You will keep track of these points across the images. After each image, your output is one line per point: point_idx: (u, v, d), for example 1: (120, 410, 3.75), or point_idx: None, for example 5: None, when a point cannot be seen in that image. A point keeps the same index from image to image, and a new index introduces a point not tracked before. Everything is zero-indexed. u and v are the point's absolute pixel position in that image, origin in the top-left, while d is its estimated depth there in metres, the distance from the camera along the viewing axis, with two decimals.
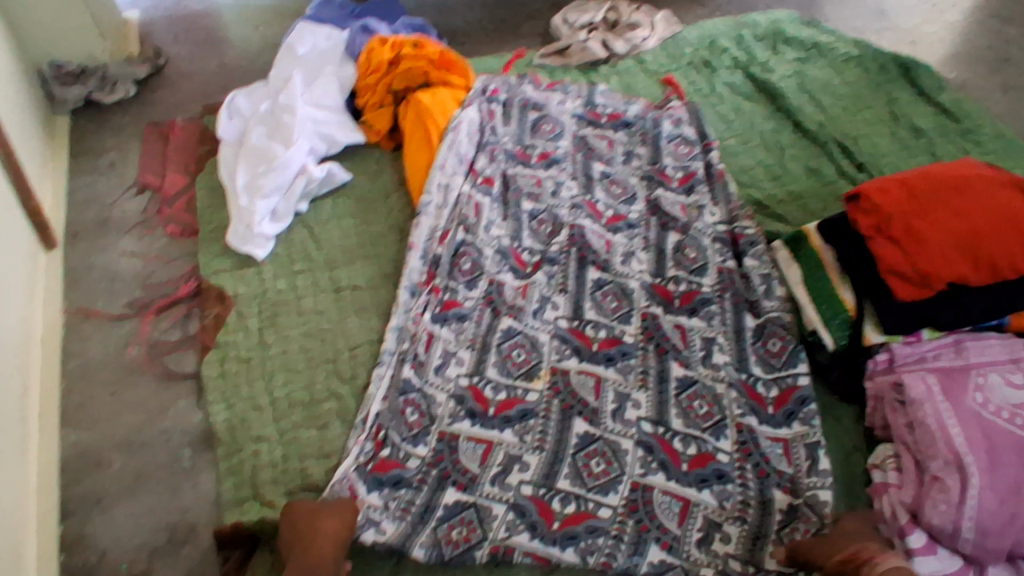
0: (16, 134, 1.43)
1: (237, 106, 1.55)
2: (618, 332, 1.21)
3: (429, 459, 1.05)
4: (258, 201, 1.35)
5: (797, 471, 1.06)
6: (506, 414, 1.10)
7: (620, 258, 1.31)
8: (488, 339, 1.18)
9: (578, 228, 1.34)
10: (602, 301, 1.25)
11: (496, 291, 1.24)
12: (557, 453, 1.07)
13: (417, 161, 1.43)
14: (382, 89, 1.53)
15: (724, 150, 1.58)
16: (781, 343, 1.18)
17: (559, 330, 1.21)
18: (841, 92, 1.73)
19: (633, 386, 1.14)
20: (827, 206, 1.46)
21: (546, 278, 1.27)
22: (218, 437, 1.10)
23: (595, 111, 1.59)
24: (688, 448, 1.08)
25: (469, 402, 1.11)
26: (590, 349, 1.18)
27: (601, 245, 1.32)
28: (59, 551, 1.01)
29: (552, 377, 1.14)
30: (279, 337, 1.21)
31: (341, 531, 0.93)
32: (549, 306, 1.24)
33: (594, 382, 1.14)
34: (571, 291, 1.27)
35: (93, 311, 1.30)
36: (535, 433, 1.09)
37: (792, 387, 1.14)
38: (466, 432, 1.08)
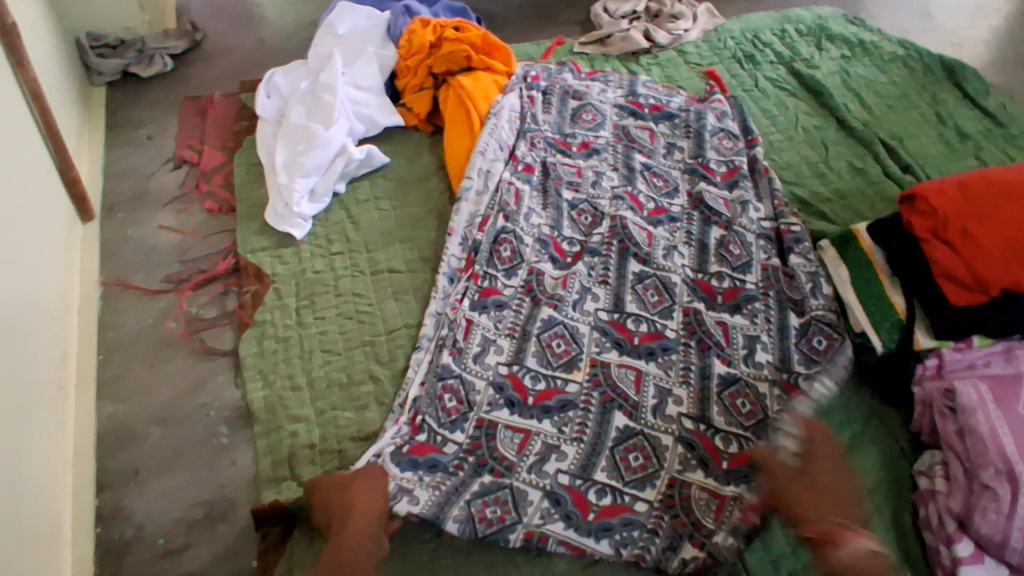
0: (56, 102, 1.43)
1: (276, 85, 1.53)
2: (660, 327, 1.19)
3: (466, 446, 1.04)
4: (298, 179, 1.34)
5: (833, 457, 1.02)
6: (545, 404, 1.09)
7: (662, 252, 1.28)
8: (528, 329, 1.16)
9: (621, 221, 1.31)
10: (644, 294, 1.22)
11: (536, 280, 1.22)
12: (596, 444, 1.05)
13: (457, 146, 1.41)
14: (423, 72, 1.51)
15: (768, 145, 1.56)
16: (827, 342, 1.16)
17: (599, 322, 1.19)
18: (886, 91, 1.69)
19: (678, 383, 1.12)
20: (873, 206, 1.42)
21: (586, 269, 1.25)
22: (256, 415, 1.09)
23: (637, 101, 1.56)
24: (729, 446, 1.06)
25: (509, 391, 1.09)
26: (631, 343, 1.16)
27: (644, 238, 1.29)
28: (96, 521, 1.01)
29: (592, 369, 1.13)
30: (317, 318, 1.20)
31: (376, 501, 0.94)
32: (589, 297, 1.21)
33: (634, 375, 1.12)
34: (612, 281, 1.24)
35: (131, 283, 1.30)
36: (574, 424, 1.07)
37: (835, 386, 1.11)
38: (505, 420, 1.06)
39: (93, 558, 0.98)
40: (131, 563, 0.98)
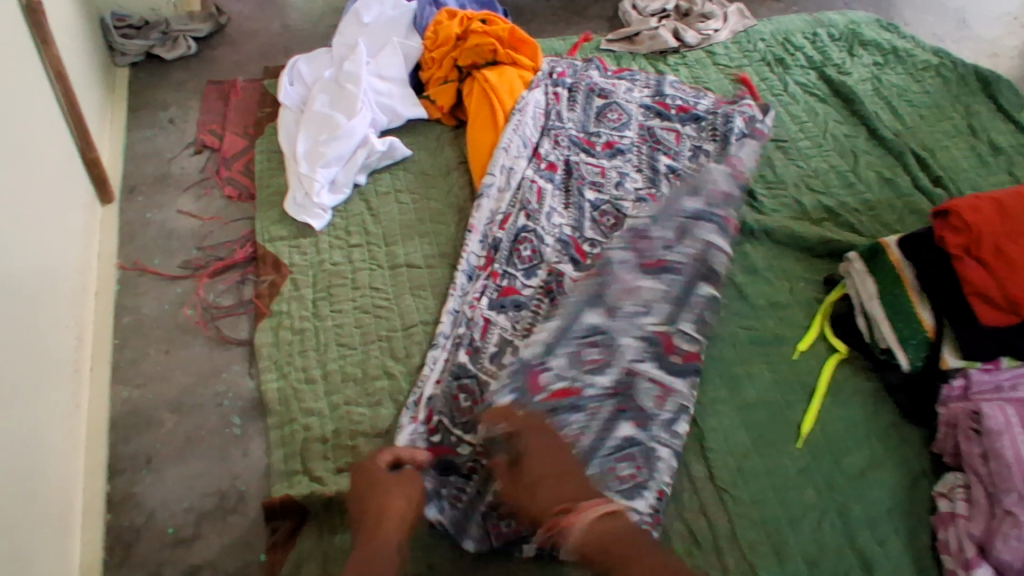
0: (79, 83, 1.42)
1: (299, 72, 1.52)
2: (676, 332, 1.13)
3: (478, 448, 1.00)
4: (319, 169, 1.33)
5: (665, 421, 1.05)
6: (559, 403, 1.02)
7: (693, 255, 1.22)
8: (564, 329, 1.10)
9: (633, 220, 1.28)
10: (691, 309, 1.16)
11: (555, 282, 1.19)
12: (592, 450, 0.99)
13: (480, 140, 1.39)
14: (449, 64, 1.49)
15: (796, 151, 1.52)
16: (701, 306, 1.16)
17: (646, 331, 1.12)
18: (918, 100, 1.65)
19: (682, 406, 1.06)
20: (902, 219, 1.39)
21: (610, 270, 1.20)
22: (270, 407, 1.09)
23: (664, 102, 1.52)
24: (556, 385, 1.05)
25: (524, 383, 1.04)
26: (670, 357, 1.10)
27: (672, 238, 1.24)
28: (107, 507, 1.01)
29: (618, 377, 1.07)
30: (334, 310, 1.19)
31: (406, 512, 0.87)
32: (618, 300, 1.15)
33: (659, 391, 1.07)
34: (624, 277, 1.18)
35: (149, 268, 1.29)
36: (575, 429, 1.01)
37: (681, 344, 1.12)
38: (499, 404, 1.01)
39: (103, 544, 0.98)
40: (141, 551, 0.98)
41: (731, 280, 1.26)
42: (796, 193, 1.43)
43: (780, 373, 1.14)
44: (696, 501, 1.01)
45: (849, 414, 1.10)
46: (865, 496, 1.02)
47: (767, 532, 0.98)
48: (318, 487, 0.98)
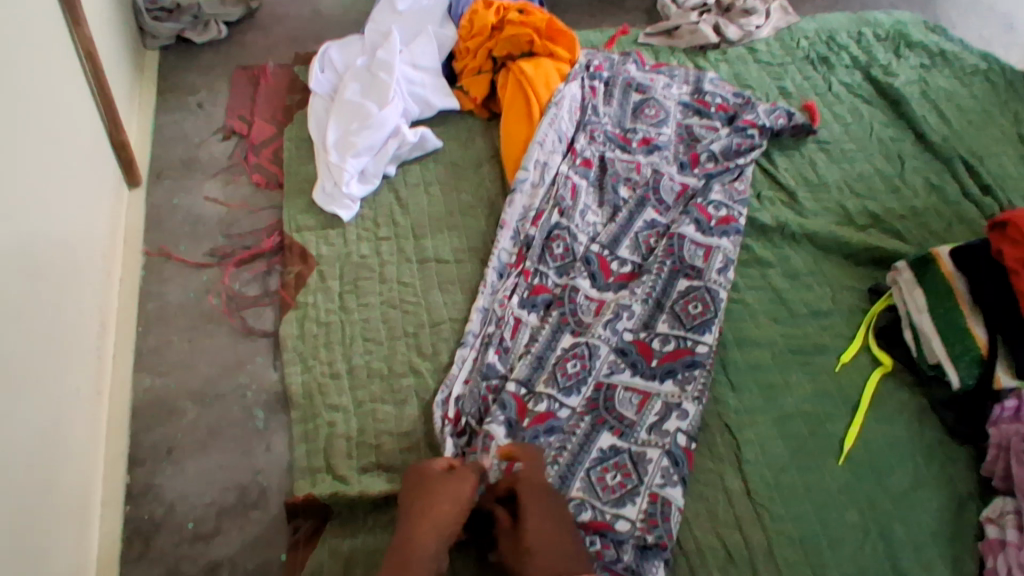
0: (109, 64, 1.41)
1: (330, 59, 1.48)
2: (690, 344, 1.09)
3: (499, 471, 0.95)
4: (349, 158, 1.30)
5: (643, 423, 1.02)
6: (538, 428, 1.00)
7: (717, 269, 1.17)
8: (544, 356, 1.07)
9: (640, 219, 1.25)
10: (684, 308, 1.13)
11: (569, 297, 1.13)
12: (572, 466, 0.98)
13: (514, 134, 1.35)
14: (484, 55, 1.46)
15: (840, 153, 1.47)
16: (702, 308, 1.12)
17: (620, 340, 1.09)
18: (966, 105, 1.58)
19: (682, 413, 1.03)
20: (950, 227, 1.34)
21: (631, 287, 1.15)
22: (293, 400, 1.06)
23: (703, 99, 1.46)
24: (537, 405, 1.02)
25: (510, 412, 1.01)
26: (648, 364, 1.07)
27: (699, 257, 1.18)
28: (126, 498, 0.99)
29: (593, 393, 1.04)
30: (360, 304, 1.16)
31: (451, 518, 0.85)
32: (624, 315, 1.11)
33: (639, 399, 1.04)
34: (596, 291, 1.15)
35: (174, 254, 1.27)
36: (552, 449, 1.00)
37: (686, 350, 1.08)
38: (498, 439, 0.98)
39: (122, 536, 0.96)
40: (160, 544, 0.96)
41: (770, 285, 1.21)
42: (840, 197, 1.38)
43: (820, 385, 1.09)
44: (731, 514, 0.97)
45: (893, 430, 1.05)
46: (910, 517, 0.97)
47: (805, 551, 0.94)
48: (341, 486, 0.96)
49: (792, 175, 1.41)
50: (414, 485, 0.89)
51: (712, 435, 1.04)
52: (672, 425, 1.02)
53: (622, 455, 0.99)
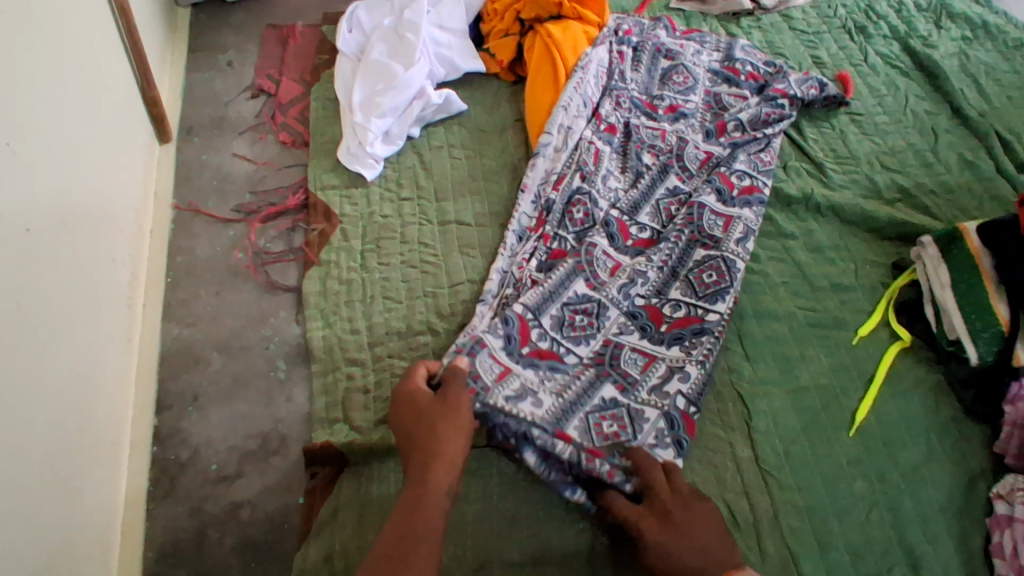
0: (142, 21, 1.43)
1: (358, 19, 1.48)
2: (700, 311, 1.09)
3: (493, 383, 0.98)
4: (374, 119, 1.31)
5: (644, 382, 1.03)
6: (538, 359, 1.03)
7: (735, 239, 1.17)
8: (557, 291, 1.09)
9: (663, 185, 1.24)
10: (698, 277, 1.13)
11: (587, 255, 1.13)
12: (575, 403, 1.00)
13: (540, 98, 1.35)
14: (511, 17, 1.45)
15: (872, 126, 1.44)
16: (716, 277, 1.12)
17: (632, 304, 1.11)
18: (1008, 80, 1.53)
19: (684, 377, 1.04)
20: (982, 205, 1.30)
21: (646, 254, 1.16)
22: (314, 354, 1.09)
23: (733, 67, 1.44)
24: (542, 341, 1.05)
25: (512, 329, 1.04)
26: (657, 329, 1.08)
27: (719, 227, 1.18)
28: (155, 441, 1.04)
29: (602, 347, 1.06)
30: (381, 263, 1.18)
31: (459, 452, 0.86)
32: (637, 282, 1.12)
33: (645, 361, 1.05)
34: (615, 255, 1.16)
35: (202, 210, 1.30)
36: (557, 381, 1.02)
37: (696, 317, 1.09)
38: (493, 347, 1.01)
39: (149, 476, 1.01)
40: (185, 485, 1.01)
41: (792, 257, 1.20)
42: (869, 169, 1.35)
43: (837, 358, 1.09)
44: (738, 481, 0.98)
45: (908, 407, 1.05)
46: (918, 493, 0.97)
47: (811, 521, 0.94)
48: (357, 436, 0.99)
49: (821, 146, 1.38)
50: (414, 416, 0.89)
51: (725, 404, 1.04)
52: (671, 389, 1.03)
53: (621, 410, 1.01)
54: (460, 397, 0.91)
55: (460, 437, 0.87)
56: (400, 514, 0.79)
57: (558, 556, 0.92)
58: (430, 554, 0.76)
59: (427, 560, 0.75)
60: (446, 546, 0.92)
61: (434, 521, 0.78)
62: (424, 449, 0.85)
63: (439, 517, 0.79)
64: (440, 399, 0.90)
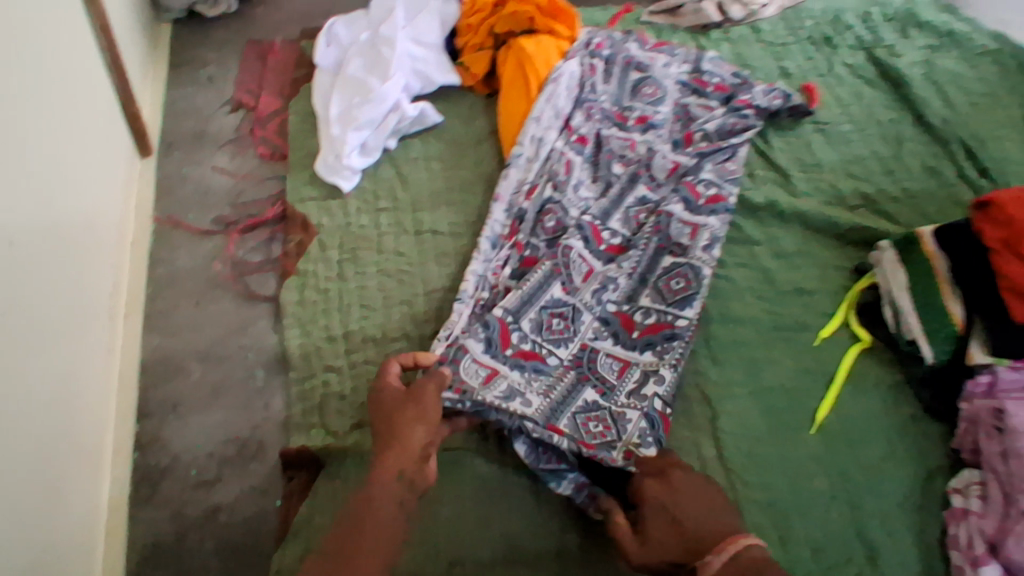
0: (124, 38, 1.46)
1: (336, 34, 1.52)
2: (670, 318, 1.12)
3: (482, 385, 1.01)
4: (350, 131, 1.34)
5: (621, 387, 1.07)
6: (521, 360, 1.06)
7: (702, 246, 1.19)
8: (534, 296, 1.12)
9: (631, 195, 1.28)
10: (666, 284, 1.16)
11: (563, 260, 1.16)
12: (560, 404, 1.03)
13: (512, 110, 1.39)
14: (484, 31, 1.49)
15: (837, 135, 1.48)
16: (684, 284, 1.15)
17: (603, 310, 1.14)
18: (972, 88, 1.58)
19: (657, 381, 1.06)
20: (944, 209, 1.35)
21: (618, 261, 1.19)
22: (292, 362, 1.12)
23: (701, 79, 1.48)
24: (523, 342, 1.07)
25: (492, 333, 1.06)
26: (630, 335, 1.11)
27: (686, 233, 1.21)
28: (136, 447, 1.06)
29: (579, 351, 1.09)
30: (358, 272, 1.21)
31: (414, 448, 0.88)
32: (609, 288, 1.16)
33: (620, 365, 1.09)
34: (591, 262, 1.18)
35: (182, 223, 1.33)
36: (540, 383, 1.05)
37: (667, 324, 1.12)
38: (475, 351, 1.04)
39: (130, 482, 1.03)
40: (165, 491, 1.03)
41: (758, 263, 1.24)
42: (834, 177, 1.40)
43: (800, 360, 1.13)
44: None
45: (869, 406, 1.08)
46: (878, 489, 1.01)
47: (776, 516, 0.98)
48: (333, 441, 1.01)
49: (788, 155, 1.43)
50: (383, 413, 0.92)
51: (691, 405, 1.08)
52: (649, 391, 1.06)
53: (603, 411, 1.04)
54: (427, 395, 0.93)
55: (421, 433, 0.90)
56: (356, 511, 0.81)
57: (528, 554, 0.95)
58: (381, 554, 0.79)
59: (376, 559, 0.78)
60: (419, 545, 0.95)
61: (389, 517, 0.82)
62: (385, 447, 0.87)
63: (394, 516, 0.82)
64: (407, 396, 0.93)
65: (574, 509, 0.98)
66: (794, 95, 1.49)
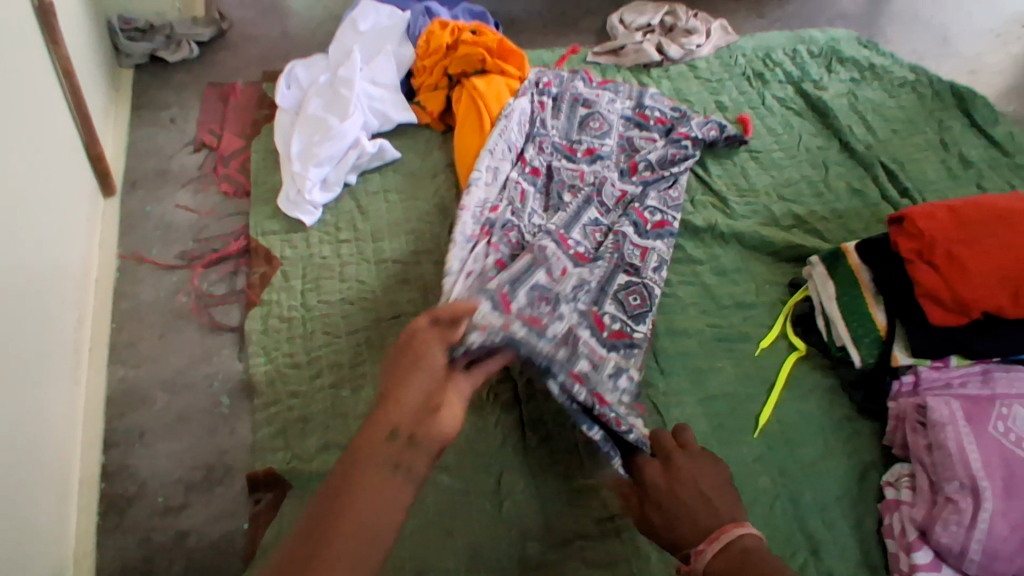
0: (87, 82, 1.50)
1: (296, 76, 1.59)
2: (630, 329, 1.20)
3: (508, 324, 0.94)
4: (311, 167, 1.39)
5: (601, 368, 1.12)
6: (533, 320, 1.02)
7: (653, 267, 1.29)
8: (524, 275, 1.15)
9: (586, 215, 1.35)
10: (625, 297, 1.23)
11: (540, 254, 1.20)
12: (569, 362, 1.05)
13: (467, 145, 1.46)
14: (439, 72, 1.57)
15: (770, 161, 1.59)
16: (640, 301, 1.23)
17: (578, 306, 1.18)
18: (892, 116, 1.72)
19: (626, 380, 1.14)
20: (869, 226, 1.46)
21: (585, 270, 1.24)
22: (257, 388, 1.15)
23: (644, 113, 1.58)
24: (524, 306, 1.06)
25: (497, 299, 1.03)
26: (601, 334, 1.17)
27: (637, 255, 1.30)
28: (102, 477, 1.07)
29: (569, 332, 1.11)
30: (321, 300, 1.25)
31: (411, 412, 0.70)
32: (580, 289, 1.20)
33: (597, 354, 1.13)
34: (563, 263, 1.23)
35: (146, 258, 1.36)
36: (555, 341, 1.03)
37: (629, 333, 1.19)
38: (489, 307, 0.97)
39: (96, 511, 1.03)
40: (132, 518, 1.03)
41: (700, 280, 1.32)
42: (768, 200, 1.50)
43: (742, 368, 1.20)
44: None
45: (807, 408, 1.16)
46: (818, 484, 1.08)
47: None
48: (300, 463, 1.04)
49: (725, 182, 1.53)
50: (389, 370, 0.76)
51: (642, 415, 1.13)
52: (626, 381, 1.14)
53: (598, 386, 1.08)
54: (430, 348, 0.78)
55: (424, 393, 0.73)
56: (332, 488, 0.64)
57: (491, 562, 0.99)
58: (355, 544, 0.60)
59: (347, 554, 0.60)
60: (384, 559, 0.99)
61: (372, 497, 0.63)
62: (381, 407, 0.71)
63: (379, 494, 0.64)
64: (414, 349, 0.78)
65: (536, 519, 1.03)
66: (728, 125, 1.61)
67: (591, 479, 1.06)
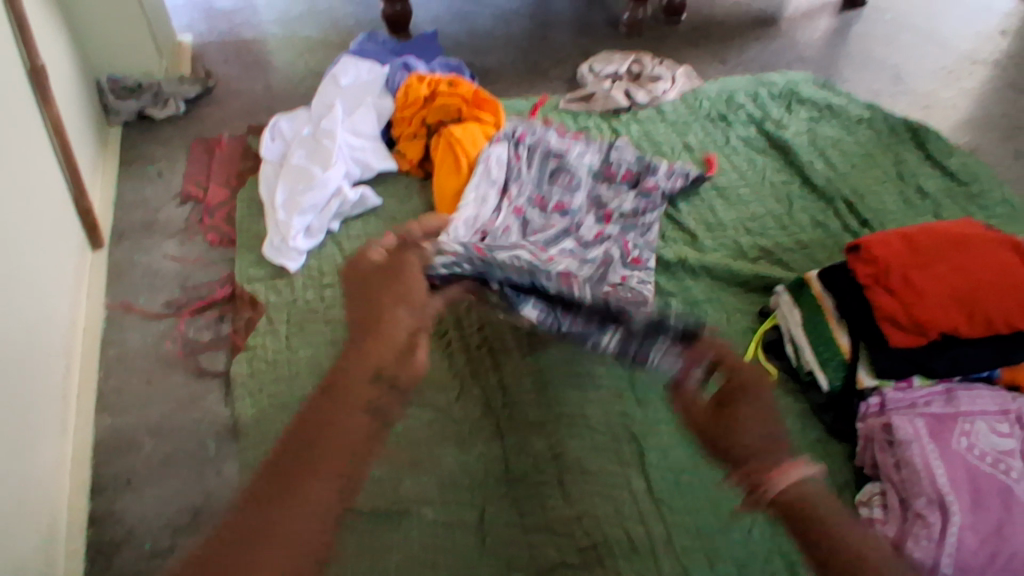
0: (76, 140, 1.55)
1: (280, 129, 1.65)
2: (631, 299, 1.32)
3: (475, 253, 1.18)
4: (295, 216, 1.45)
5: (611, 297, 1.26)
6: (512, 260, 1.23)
7: (637, 284, 1.37)
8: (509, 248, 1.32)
9: (566, 240, 1.45)
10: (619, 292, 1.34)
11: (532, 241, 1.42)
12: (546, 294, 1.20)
13: (446, 186, 1.54)
14: (417, 121, 1.64)
15: (737, 197, 1.67)
16: (634, 295, 1.34)
17: (577, 268, 1.36)
18: (850, 151, 1.81)
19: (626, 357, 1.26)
20: (833, 256, 1.53)
21: (574, 262, 1.38)
22: (243, 430, 1.17)
23: (611, 169, 1.62)
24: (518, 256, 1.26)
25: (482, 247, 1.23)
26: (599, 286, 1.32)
27: (619, 279, 1.38)
28: (89, 523, 1.08)
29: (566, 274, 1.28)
30: (305, 343, 1.28)
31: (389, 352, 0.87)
32: (572, 267, 1.35)
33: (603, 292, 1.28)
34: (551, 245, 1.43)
35: (134, 306, 1.39)
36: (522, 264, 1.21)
37: (632, 294, 1.34)
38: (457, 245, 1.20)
39: (83, 557, 1.04)
40: (118, 563, 1.04)
41: (672, 312, 1.37)
42: (735, 234, 1.57)
43: (716, 395, 1.24)
44: (635, 511, 1.08)
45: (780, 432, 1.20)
46: None
47: (702, 539, 1.06)
48: None
49: (694, 218, 1.60)
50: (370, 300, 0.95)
51: (621, 443, 1.16)
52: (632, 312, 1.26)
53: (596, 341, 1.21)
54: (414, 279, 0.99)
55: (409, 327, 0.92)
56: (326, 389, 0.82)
57: None
58: (343, 440, 0.79)
59: (332, 447, 0.78)
60: None
61: (358, 402, 0.83)
62: (367, 334, 0.90)
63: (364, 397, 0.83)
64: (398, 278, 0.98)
65: (522, 550, 1.05)
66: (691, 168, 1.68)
67: (575, 507, 1.08)
